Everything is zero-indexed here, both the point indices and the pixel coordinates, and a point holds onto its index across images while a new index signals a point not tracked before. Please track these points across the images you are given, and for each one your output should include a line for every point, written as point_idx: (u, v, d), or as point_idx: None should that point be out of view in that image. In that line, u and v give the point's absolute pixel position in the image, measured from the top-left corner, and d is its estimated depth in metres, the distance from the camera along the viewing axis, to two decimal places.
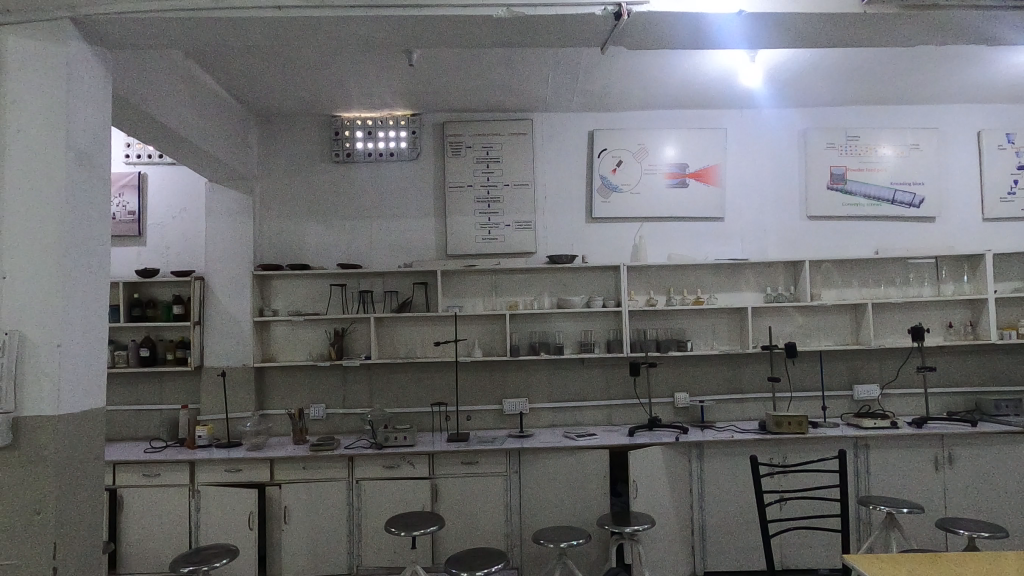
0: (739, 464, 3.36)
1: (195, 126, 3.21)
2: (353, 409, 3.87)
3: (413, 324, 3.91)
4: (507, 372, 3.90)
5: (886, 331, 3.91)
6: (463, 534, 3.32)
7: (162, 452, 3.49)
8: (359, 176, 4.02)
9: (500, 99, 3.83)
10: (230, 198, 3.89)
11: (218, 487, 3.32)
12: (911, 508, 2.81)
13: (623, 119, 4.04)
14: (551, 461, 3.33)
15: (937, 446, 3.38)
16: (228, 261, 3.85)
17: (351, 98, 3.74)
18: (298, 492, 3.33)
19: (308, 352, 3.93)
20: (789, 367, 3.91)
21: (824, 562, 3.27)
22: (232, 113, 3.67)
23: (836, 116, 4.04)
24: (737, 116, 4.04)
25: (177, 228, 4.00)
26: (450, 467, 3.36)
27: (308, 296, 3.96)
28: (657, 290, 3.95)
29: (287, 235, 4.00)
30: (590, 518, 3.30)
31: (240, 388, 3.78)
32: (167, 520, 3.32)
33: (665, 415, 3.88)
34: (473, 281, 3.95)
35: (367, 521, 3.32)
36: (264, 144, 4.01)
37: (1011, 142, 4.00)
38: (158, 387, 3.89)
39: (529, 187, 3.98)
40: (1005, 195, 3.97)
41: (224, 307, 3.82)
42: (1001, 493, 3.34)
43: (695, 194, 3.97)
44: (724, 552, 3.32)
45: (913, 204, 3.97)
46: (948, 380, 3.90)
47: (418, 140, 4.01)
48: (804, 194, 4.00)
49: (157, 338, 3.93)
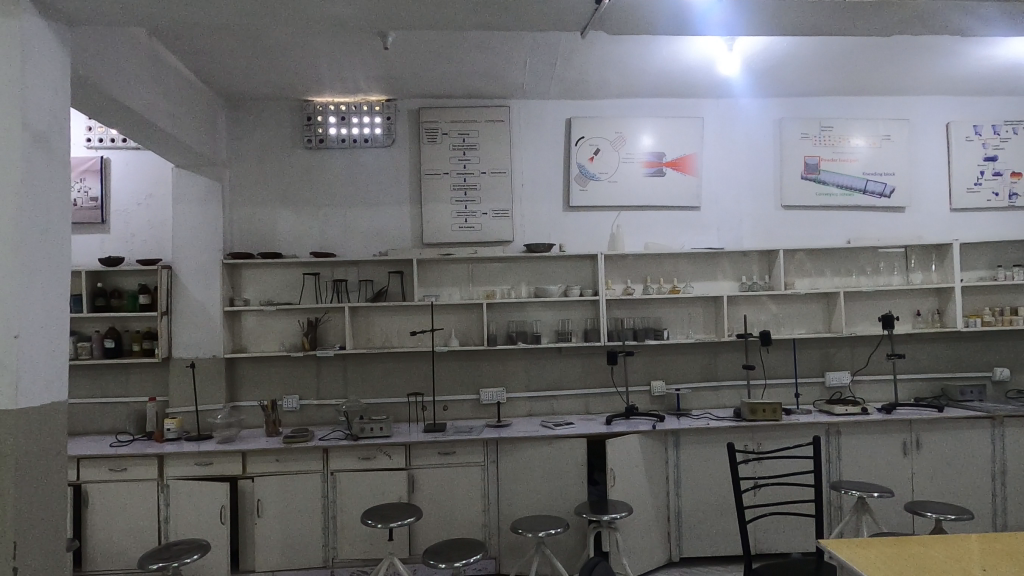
0: (715, 452, 3.39)
1: (160, 109, 3.10)
2: (328, 400, 3.81)
3: (389, 314, 3.86)
4: (485, 361, 3.87)
5: (857, 319, 3.98)
6: (440, 525, 3.29)
7: (129, 445, 3.39)
8: (332, 163, 3.94)
9: (477, 85, 3.78)
10: (198, 184, 3.78)
11: (188, 482, 3.25)
12: (882, 491, 2.87)
13: (601, 108, 4.02)
14: (529, 451, 3.32)
15: (906, 431, 3.46)
16: (196, 249, 3.74)
17: (324, 82, 3.65)
18: (271, 484, 3.27)
19: (281, 342, 3.85)
20: (763, 355, 3.95)
21: (796, 546, 3.32)
22: (199, 96, 3.55)
23: (811, 107, 4.07)
24: (714, 106, 4.05)
25: (143, 215, 3.88)
26: (427, 458, 3.33)
27: (280, 285, 3.88)
28: (634, 279, 3.96)
29: (258, 222, 3.90)
30: (568, 507, 3.30)
31: (210, 380, 3.69)
32: (135, 515, 3.24)
33: (642, 403, 3.90)
34: (449, 271, 3.91)
35: (342, 513, 3.27)
36: (234, 128, 3.90)
37: (979, 133, 4.07)
38: (124, 379, 3.78)
39: (506, 176, 3.94)
40: (972, 186, 4.06)
41: (193, 297, 3.71)
42: (966, 476, 3.44)
43: (672, 183, 3.97)
44: (699, 538, 3.36)
45: (884, 194, 4.03)
46: (916, 367, 3.98)
47: (392, 126, 3.93)
48: (778, 183, 4.04)
49: (123, 329, 3.82)
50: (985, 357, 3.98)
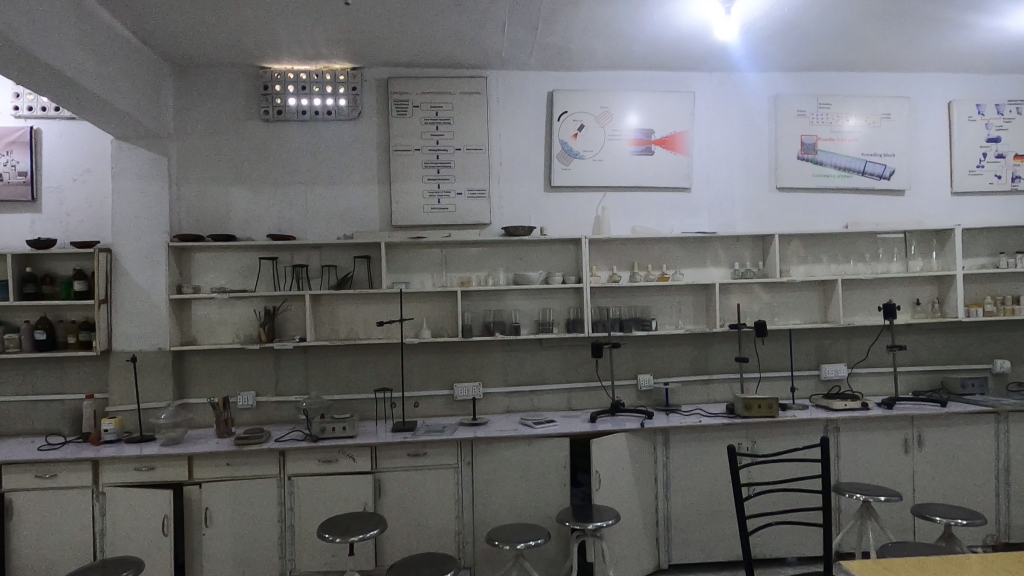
0: (708, 451, 3.15)
1: (88, 70, 2.74)
2: (287, 396, 3.48)
3: (355, 302, 3.54)
4: (460, 354, 3.58)
5: (855, 309, 3.76)
6: (409, 534, 2.99)
7: (60, 449, 3.04)
8: (292, 137, 3.59)
9: (451, 53, 3.45)
10: (140, 158, 3.41)
11: (127, 489, 2.91)
12: (889, 495, 2.64)
13: (586, 81, 3.73)
14: (506, 452, 3.04)
15: (908, 427, 3.25)
16: (139, 231, 3.37)
17: (281, 46, 3.31)
18: (220, 491, 2.94)
19: (234, 333, 3.51)
20: (757, 347, 3.71)
21: (793, 551, 3.10)
22: (139, 59, 3.18)
23: (807, 83, 3.83)
24: (706, 79, 3.78)
25: (79, 192, 3.49)
26: (394, 460, 3.03)
27: (234, 271, 3.53)
28: (620, 265, 3.69)
29: (209, 201, 3.54)
30: (548, 513, 3.03)
31: (154, 376, 3.34)
32: (66, 526, 2.90)
33: (628, 399, 3.64)
34: (421, 255, 3.59)
35: (301, 522, 2.96)
36: (182, 98, 3.53)
37: (982, 113, 3.86)
38: (58, 374, 3.41)
39: (482, 152, 3.63)
40: (974, 168, 3.84)
41: (135, 283, 3.35)
42: (970, 475, 3.24)
43: (662, 162, 3.70)
44: (690, 544, 3.12)
45: (884, 176, 3.80)
46: (916, 359, 3.77)
47: (358, 98, 3.59)
48: (774, 163, 3.79)
49: (56, 319, 3.44)
50: (985, 348, 3.79)
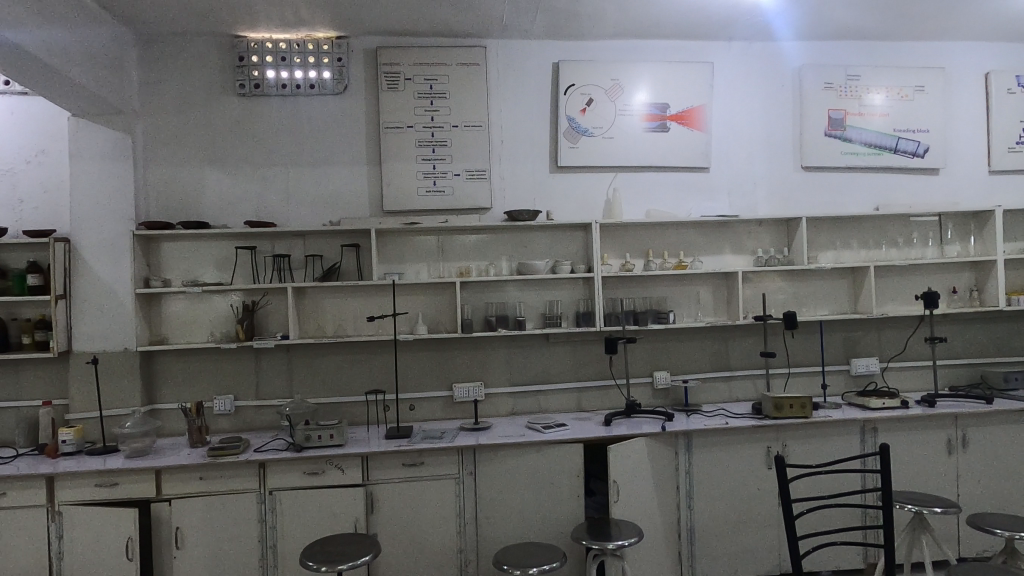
0: (735, 455, 2.85)
1: (37, 35, 2.39)
2: (269, 400, 3.16)
3: (343, 296, 3.21)
4: (458, 351, 3.26)
5: (887, 298, 3.46)
6: (404, 554, 2.68)
7: (12, 463, 2.70)
8: (270, 113, 3.25)
9: (447, 19, 3.11)
10: (100, 137, 3.05)
11: (86, 508, 2.58)
12: (947, 506, 2.34)
13: (594, 51, 3.41)
14: (512, 460, 2.73)
15: (951, 427, 2.96)
16: (100, 219, 3.02)
17: (258, 11, 2.95)
18: (192, 509, 2.61)
19: (209, 332, 3.17)
20: (782, 340, 3.42)
21: (829, 565, 2.81)
22: (98, 25, 2.83)
23: (833, 53, 3.52)
24: (724, 49, 3.46)
25: (32, 176, 3.14)
26: (387, 471, 2.71)
27: (208, 262, 3.19)
28: (633, 253, 3.38)
29: (179, 185, 3.19)
30: (559, 526, 2.73)
31: (119, 379, 3.00)
32: (17, 551, 2.57)
33: (643, 399, 3.33)
34: (415, 243, 3.27)
35: (284, 541, 2.64)
36: (148, 70, 3.18)
37: (1021, 85, 3.56)
38: (13, 379, 3.07)
39: (481, 130, 3.31)
40: (1014, 145, 3.55)
41: (97, 276, 3.00)
42: (1019, 479, 2.96)
43: (677, 140, 3.38)
44: (715, 559, 2.82)
45: (917, 153, 3.50)
46: (952, 352, 3.49)
47: (344, 69, 3.25)
48: (798, 140, 3.48)
49: (9, 318, 3.09)
50: None
